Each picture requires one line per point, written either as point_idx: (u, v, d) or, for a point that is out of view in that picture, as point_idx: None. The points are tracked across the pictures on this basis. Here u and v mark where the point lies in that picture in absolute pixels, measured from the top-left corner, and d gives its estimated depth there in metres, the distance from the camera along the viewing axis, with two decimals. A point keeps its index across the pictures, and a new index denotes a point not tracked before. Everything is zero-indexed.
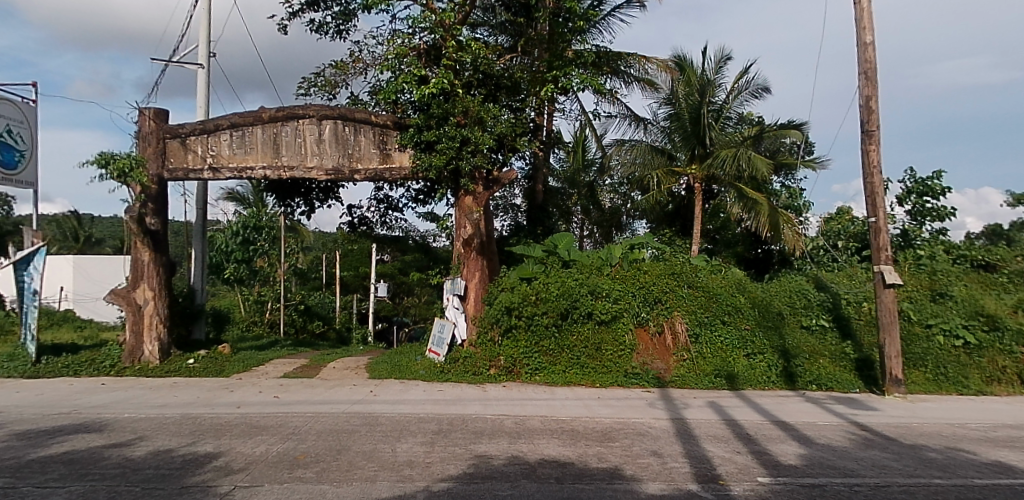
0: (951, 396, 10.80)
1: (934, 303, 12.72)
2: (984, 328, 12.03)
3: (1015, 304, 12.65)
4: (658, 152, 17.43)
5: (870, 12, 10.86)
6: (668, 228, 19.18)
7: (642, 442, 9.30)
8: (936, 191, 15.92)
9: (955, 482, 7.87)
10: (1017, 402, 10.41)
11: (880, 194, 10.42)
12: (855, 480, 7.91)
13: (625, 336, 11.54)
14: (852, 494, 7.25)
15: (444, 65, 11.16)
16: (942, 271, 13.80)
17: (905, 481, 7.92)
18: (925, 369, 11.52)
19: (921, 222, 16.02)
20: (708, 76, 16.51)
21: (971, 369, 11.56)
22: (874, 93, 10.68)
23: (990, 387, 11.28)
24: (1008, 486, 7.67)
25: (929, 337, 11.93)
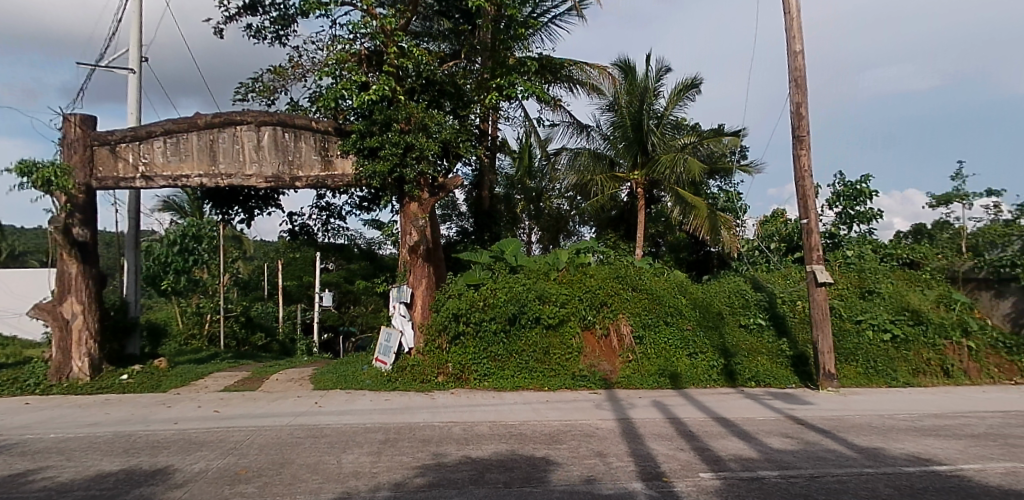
0: (879, 389, 11.31)
1: (863, 300, 13.16)
2: (910, 322, 12.58)
3: (937, 299, 13.34)
4: (600, 158, 17.72)
5: (799, 22, 11.25)
6: (613, 233, 19.53)
7: (590, 443, 9.41)
8: (865, 196, 16.68)
9: (883, 470, 8.27)
10: (939, 393, 11.00)
11: (812, 197, 10.75)
12: (792, 473, 8.21)
13: (572, 340, 11.66)
14: (789, 486, 7.50)
15: (386, 72, 11.18)
16: (870, 269, 14.26)
17: (838, 471, 8.28)
18: (856, 364, 12.09)
19: (850, 224, 16.77)
20: (649, 84, 16.95)
21: (897, 361, 12.18)
22: (802, 100, 11.20)
23: (915, 379, 12.02)
24: (931, 472, 8.10)
25: (859, 332, 12.41)
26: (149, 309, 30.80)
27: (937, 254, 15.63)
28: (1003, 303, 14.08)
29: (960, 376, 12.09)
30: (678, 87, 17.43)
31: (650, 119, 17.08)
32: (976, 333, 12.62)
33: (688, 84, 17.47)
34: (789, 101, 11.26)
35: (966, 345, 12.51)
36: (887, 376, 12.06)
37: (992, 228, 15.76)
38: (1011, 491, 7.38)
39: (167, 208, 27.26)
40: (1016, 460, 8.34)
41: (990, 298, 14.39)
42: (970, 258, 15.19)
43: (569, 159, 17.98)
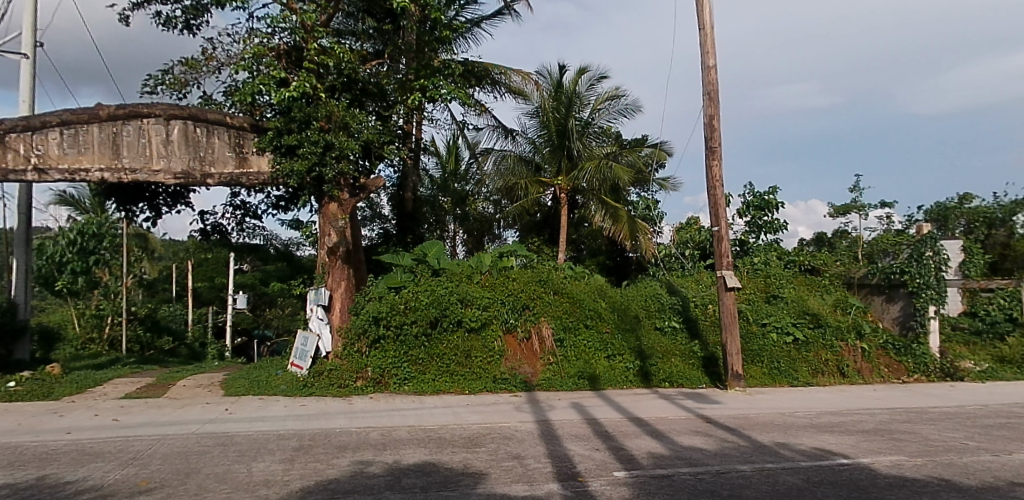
0: (781, 389, 11.93)
1: (767, 304, 13.98)
2: (810, 325, 13.35)
3: (834, 302, 14.21)
4: (525, 162, 18.22)
5: (712, 38, 11.77)
6: (537, 237, 19.94)
7: (508, 446, 9.45)
8: (772, 206, 17.59)
9: (784, 465, 8.71)
10: (834, 391, 11.72)
11: (722, 205, 11.21)
12: (700, 469, 8.54)
13: (494, 343, 11.70)
14: (697, 483, 7.78)
15: (305, 68, 10.95)
16: (774, 274, 15.18)
17: (742, 467, 8.66)
18: (761, 365, 12.70)
19: (758, 234, 17.62)
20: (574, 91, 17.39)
21: (799, 362, 12.87)
22: (716, 112, 11.70)
23: (814, 379, 12.72)
24: (826, 466, 8.61)
25: (764, 334, 13.11)
26: (41, 312, 28.59)
27: (835, 262, 16.49)
28: (892, 308, 15.03)
29: (853, 375, 12.87)
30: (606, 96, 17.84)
31: (576, 124, 17.41)
32: (868, 335, 13.55)
33: (613, 94, 17.89)
34: (702, 113, 11.80)
35: (860, 347, 13.35)
36: (789, 376, 12.72)
37: (885, 238, 16.79)
38: (895, 481, 7.94)
39: (63, 203, 25.42)
40: (900, 453, 8.97)
41: (882, 302, 15.33)
42: (865, 265, 16.08)
43: (495, 161, 18.37)
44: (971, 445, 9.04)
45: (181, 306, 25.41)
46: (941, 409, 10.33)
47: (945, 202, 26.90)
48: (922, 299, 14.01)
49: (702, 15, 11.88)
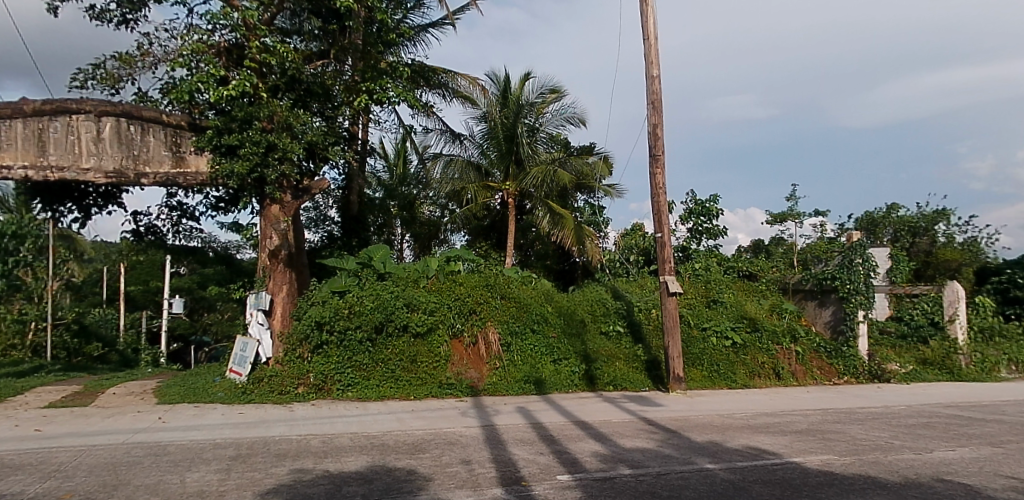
0: (719, 391, 12.25)
1: (708, 309, 14.28)
2: (747, 329, 13.82)
3: (770, 307, 14.74)
4: (474, 167, 18.31)
5: (656, 50, 12.12)
6: (484, 242, 20.11)
7: (453, 451, 9.39)
8: (712, 213, 18.12)
9: (722, 466, 8.94)
10: (769, 393, 12.11)
11: (666, 211, 11.45)
12: (641, 471, 8.68)
13: (440, 348, 11.67)
14: (638, 484, 7.89)
15: (247, 67, 10.84)
16: (714, 280, 15.51)
17: (682, 468, 8.83)
18: (702, 368, 13.03)
19: (698, 240, 18.18)
20: (522, 98, 17.66)
21: (738, 365, 13.25)
22: (660, 121, 12.03)
23: (752, 381, 13.10)
24: (761, 466, 8.87)
25: (704, 339, 13.41)
26: None
27: (770, 268, 17.33)
28: (824, 312, 15.63)
29: (788, 377, 13.35)
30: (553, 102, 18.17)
31: (524, 129, 17.68)
32: (802, 339, 14.06)
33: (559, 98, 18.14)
34: (646, 122, 12.12)
35: (795, 349, 13.88)
36: (728, 379, 13.05)
37: (817, 246, 17.74)
38: (825, 479, 8.23)
39: None
40: (830, 452, 9.32)
41: (814, 307, 15.96)
42: (800, 272, 16.92)
43: (444, 164, 18.26)
44: (895, 443, 9.47)
45: (112, 309, 24.35)
46: (868, 409, 10.81)
47: (873, 212, 28.30)
48: (852, 304, 14.66)
49: (646, 26, 12.21)
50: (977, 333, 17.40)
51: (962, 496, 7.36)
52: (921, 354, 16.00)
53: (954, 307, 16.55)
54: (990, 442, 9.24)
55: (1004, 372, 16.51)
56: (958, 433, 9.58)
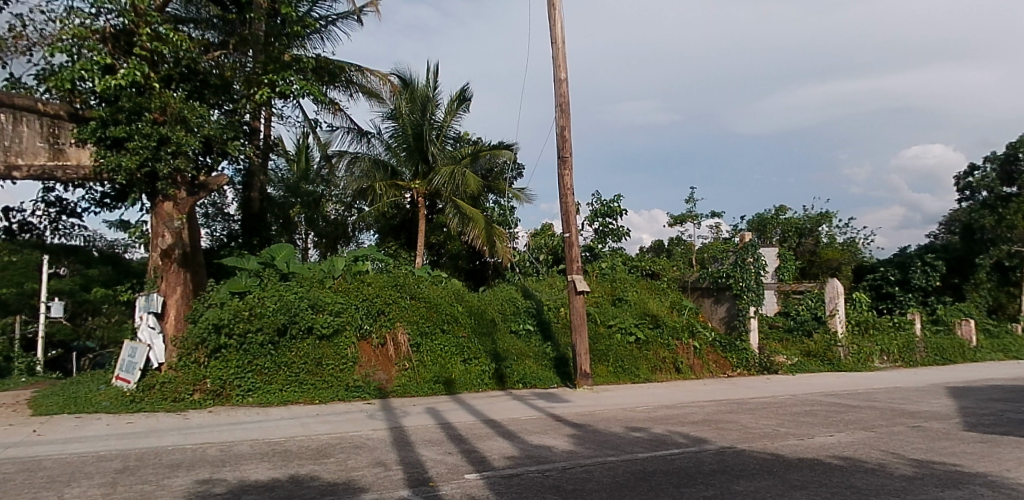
0: (623, 386, 12.66)
1: (613, 307, 14.80)
2: (650, 325, 14.39)
3: (671, 305, 15.42)
4: (381, 167, 18.49)
5: (563, 53, 12.55)
6: (393, 241, 20.41)
7: (359, 455, 9.18)
8: (616, 213, 18.73)
9: (624, 458, 9.21)
10: (669, 387, 12.67)
11: (574, 212, 11.77)
12: (547, 466, 8.79)
13: (347, 350, 11.47)
14: (544, 480, 7.96)
15: (137, 55, 10.28)
16: (619, 279, 16.08)
17: (587, 462, 9.03)
18: (607, 364, 13.34)
19: (604, 240, 18.72)
20: (428, 93, 18.02)
21: (641, 360, 13.74)
22: (567, 123, 12.47)
23: (654, 375, 13.67)
24: (661, 456, 9.21)
25: (610, 335, 13.83)
26: None
27: (672, 268, 18.03)
28: (719, 308, 16.41)
29: (687, 371, 14.08)
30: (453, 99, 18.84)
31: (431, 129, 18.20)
32: (700, 334, 14.73)
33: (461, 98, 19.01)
34: (555, 124, 12.55)
35: (693, 344, 14.55)
36: (631, 373, 13.56)
37: (712, 245, 18.55)
38: (719, 466, 8.63)
39: None
40: (724, 440, 9.81)
41: (711, 304, 16.70)
42: (698, 271, 17.54)
43: (348, 163, 18.45)
44: (781, 430, 10.08)
45: None
46: (757, 399, 11.49)
47: (764, 213, 30.29)
48: (744, 301, 15.49)
49: (554, 28, 12.55)
50: (855, 326, 18.72)
51: (840, 478, 7.91)
52: (806, 347, 17.26)
53: (834, 302, 17.51)
54: (863, 427, 10.00)
55: (877, 362, 18.05)
56: (836, 419, 10.32)
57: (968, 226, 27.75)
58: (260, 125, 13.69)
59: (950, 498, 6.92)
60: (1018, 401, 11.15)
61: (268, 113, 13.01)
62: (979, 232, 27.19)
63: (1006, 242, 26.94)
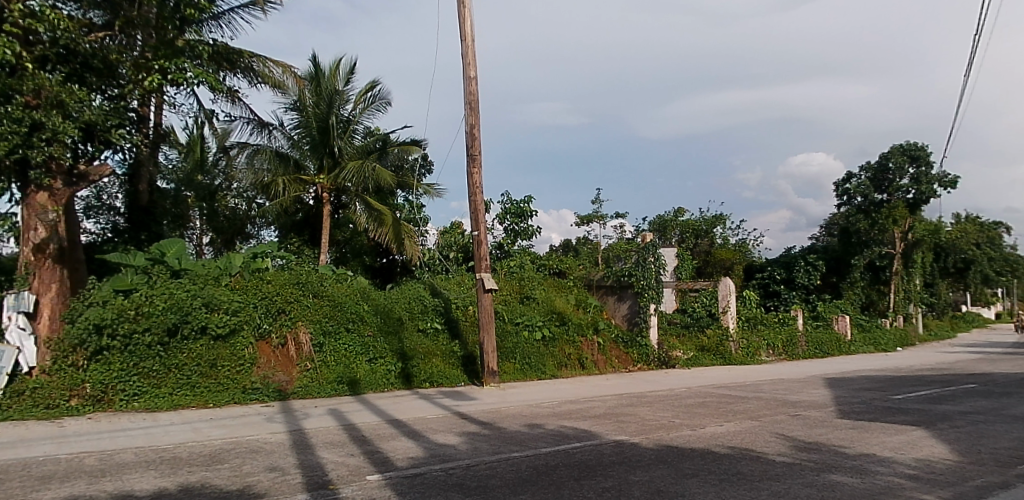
0: (529, 383, 12.87)
1: (522, 304, 14.99)
2: (556, 322, 14.72)
3: (576, 302, 15.90)
4: (283, 159, 18.10)
5: (473, 51, 12.85)
6: (296, 238, 19.96)
7: (255, 460, 8.73)
8: (526, 213, 19.09)
9: (528, 453, 9.30)
10: (572, 383, 13.03)
11: (483, 211, 11.88)
12: (451, 465, 8.72)
13: (244, 350, 11.16)
14: (448, 478, 7.86)
15: (4, 31, 9.40)
16: (527, 277, 16.35)
17: (490, 458, 9.04)
18: (514, 362, 13.47)
19: (514, 239, 19.03)
20: (336, 87, 17.79)
21: (547, 357, 14.01)
22: (476, 121, 12.77)
23: (559, 371, 14.00)
24: (564, 451, 9.38)
25: (517, 332, 13.97)
26: None
27: (578, 266, 18.62)
28: (622, 305, 17.04)
29: (591, 366, 14.56)
30: (362, 94, 18.74)
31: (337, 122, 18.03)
32: (603, 330, 15.37)
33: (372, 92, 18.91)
34: (465, 121, 12.78)
35: (597, 340, 15.10)
36: (537, 370, 13.77)
37: (617, 245, 19.21)
38: (618, 458, 8.88)
39: None
40: (623, 432, 10.14)
41: (614, 302, 17.35)
42: (602, 269, 18.28)
43: (249, 155, 17.70)
44: (676, 422, 10.54)
45: None
46: (654, 393, 11.98)
47: (665, 215, 32.86)
48: (645, 298, 16.08)
49: (464, 27, 12.75)
50: (745, 321, 19.86)
51: (730, 466, 8.31)
52: (700, 342, 18.13)
53: (727, 299, 18.78)
54: (750, 417, 10.62)
55: (763, 356, 19.24)
56: (726, 410, 10.92)
57: (847, 230, 30.68)
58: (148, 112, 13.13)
59: (825, 481, 7.42)
60: (882, 389, 12.22)
61: (157, 101, 12.51)
62: (856, 235, 30.25)
63: (880, 244, 30.11)
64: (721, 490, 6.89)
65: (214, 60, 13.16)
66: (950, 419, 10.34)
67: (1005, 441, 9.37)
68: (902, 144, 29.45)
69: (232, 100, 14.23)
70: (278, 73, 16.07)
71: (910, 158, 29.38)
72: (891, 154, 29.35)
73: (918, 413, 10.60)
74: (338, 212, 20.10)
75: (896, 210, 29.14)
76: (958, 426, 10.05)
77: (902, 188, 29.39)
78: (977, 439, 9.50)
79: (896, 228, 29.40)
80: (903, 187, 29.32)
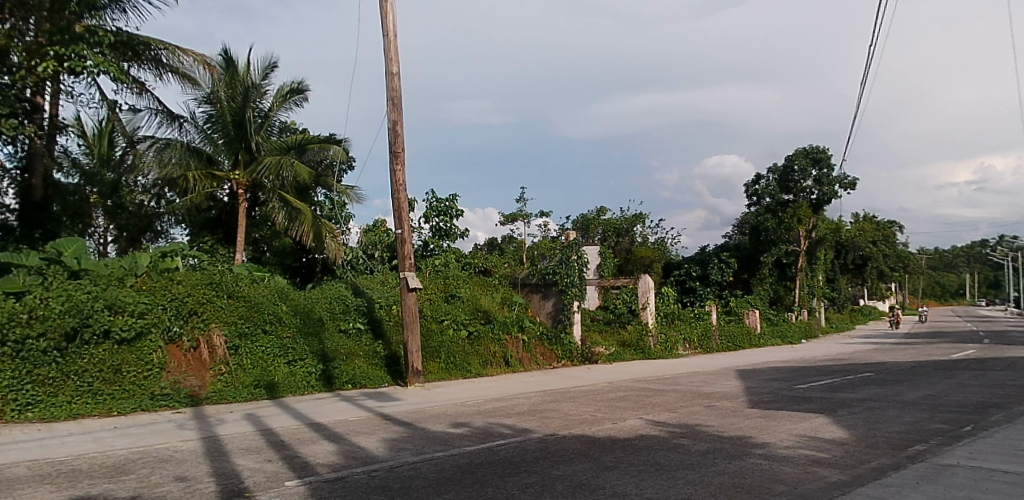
0: (454, 382, 12.95)
1: (446, 303, 14.88)
2: (481, 321, 14.81)
3: (502, 300, 16.02)
4: (195, 153, 17.44)
5: (395, 47, 13.06)
6: (210, 235, 19.54)
7: (164, 469, 8.19)
8: (453, 210, 19.11)
9: (452, 452, 9.23)
10: (496, 380, 13.23)
11: (406, 208, 11.98)
12: (374, 467, 8.45)
13: (152, 355, 10.69)
14: (371, 480, 7.63)
15: None
16: (452, 276, 16.31)
17: (415, 459, 8.89)
18: (439, 361, 13.53)
19: (440, 238, 19.10)
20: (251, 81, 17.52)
21: (472, 356, 14.15)
22: (398, 118, 12.98)
23: (484, 369, 14.18)
24: (488, 448, 9.38)
25: (441, 331, 13.92)
26: None
27: (503, 265, 18.81)
28: (547, 303, 17.44)
29: (516, 364, 14.86)
30: (281, 90, 18.51)
31: (253, 117, 17.62)
32: (528, 328, 15.65)
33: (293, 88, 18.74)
34: (387, 117, 12.94)
35: (522, 338, 15.36)
36: (462, 368, 13.85)
37: (542, 243, 19.62)
38: (541, 454, 8.97)
39: None
40: (547, 428, 10.29)
41: (539, 299, 17.72)
42: (527, 268, 18.46)
43: (158, 149, 16.88)
44: (598, 416, 10.79)
45: None
46: (576, 388, 12.27)
47: (588, 214, 35.59)
48: (569, 296, 16.57)
49: (385, 23, 12.91)
50: (663, 317, 20.60)
51: (650, 458, 8.54)
52: (621, 337, 18.77)
53: (646, 296, 19.39)
54: (667, 408, 11.02)
55: (680, 350, 20.10)
56: (645, 403, 11.28)
57: (756, 228, 32.93)
58: (42, 100, 12.45)
59: (738, 468, 7.72)
60: (788, 380, 12.96)
61: (53, 90, 12.07)
62: (764, 233, 32.10)
63: (786, 242, 32.03)
64: (640, 481, 7.05)
65: (118, 49, 12.77)
66: (849, 406, 11.05)
67: (896, 424, 10.10)
68: (805, 148, 31.17)
69: (136, 91, 13.91)
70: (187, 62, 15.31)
71: (812, 160, 31.11)
72: (795, 157, 30.99)
73: (820, 401, 11.28)
74: (256, 211, 19.77)
75: (800, 210, 31.17)
76: (856, 412, 10.77)
77: (806, 190, 31.35)
78: (872, 424, 10.19)
79: (799, 226, 31.42)
80: (807, 187, 31.30)
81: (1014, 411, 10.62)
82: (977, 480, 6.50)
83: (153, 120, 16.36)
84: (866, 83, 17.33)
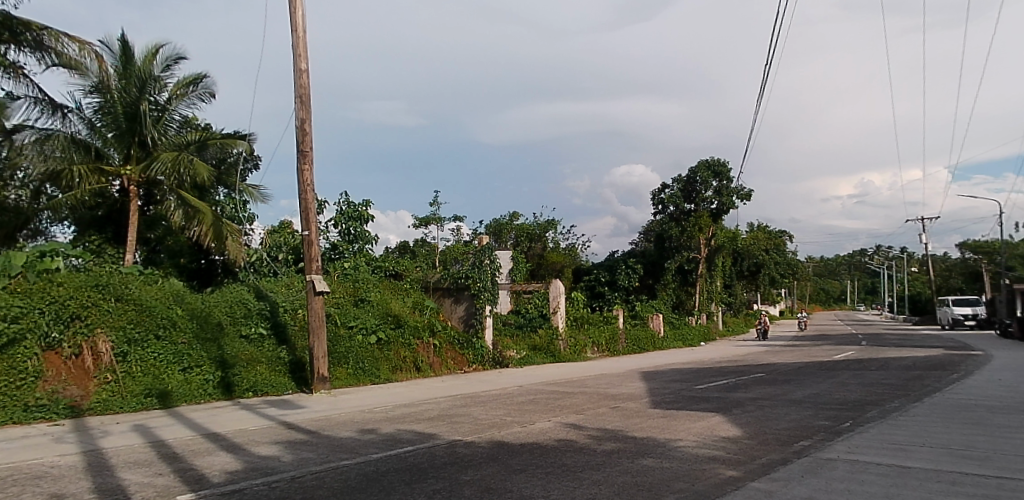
0: (362, 388, 12.86)
1: (355, 307, 14.49)
2: (392, 325, 14.64)
3: (412, 304, 15.85)
4: (81, 146, 16.39)
5: (303, 43, 12.70)
6: (96, 234, 18.51)
7: (38, 486, 7.49)
8: (364, 217, 18.77)
9: (358, 460, 9.04)
10: (405, 386, 13.23)
11: (313, 210, 11.73)
12: (274, 477, 8.12)
13: (27, 363, 9.92)
14: (270, 491, 7.33)
15: None
16: (362, 279, 15.99)
17: (318, 468, 8.63)
18: (346, 366, 13.33)
19: (352, 242, 18.71)
20: (151, 72, 16.57)
21: (381, 360, 14.08)
22: (307, 116, 12.73)
23: (394, 375, 14.15)
24: (395, 455, 9.26)
25: (350, 336, 13.70)
26: None
27: (415, 268, 18.78)
28: (459, 307, 17.62)
29: (426, 368, 14.93)
30: (183, 82, 17.63)
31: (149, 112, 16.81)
32: (440, 332, 15.69)
33: (196, 80, 17.89)
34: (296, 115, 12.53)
35: (432, 342, 15.40)
36: (372, 374, 13.77)
37: (454, 247, 19.73)
38: (449, 459, 8.97)
39: None
40: (455, 432, 10.32)
41: (451, 303, 17.86)
42: (439, 271, 18.53)
43: (36, 142, 15.59)
44: (507, 419, 10.90)
45: None
46: (486, 392, 12.41)
47: (501, 219, 36.02)
48: (481, 300, 16.65)
49: (295, 18, 12.49)
50: (571, 321, 21.19)
51: (555, 460, 8.70)
52: (532, 341, 19.03)
53: (556, 300, 19.87)
54: (574, 411, 11.32)
55: (588, 353, 20.68)
56: (552, 405, 11.54)
57: (660, 236, 34.44)
58: None
59: (638, 467, 8.00)
60: (688, 381, 13.61)
61: None
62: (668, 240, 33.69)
63: (688, 249, 33.70)
64: (546, 483, 7.16)
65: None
66: (742, 405, 11.74)
67: (784, 422, 10.80)
68: (707, 161, 32.63)
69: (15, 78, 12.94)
70: (72, 50, 14.20)
71: (713, 173, 32.60)
72: (698, 169, 32.25)
73: (717, 400, 11.90)
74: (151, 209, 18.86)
75: (701, 219, 32.77)
76: (748, 411, 11.44)
77: (707, 200, 32.92)
78: (763, 421, 10.85)
79: (700, 235, 32.95)
80: (708, 198, 32.85)
81: (886, 408, 11.61)
82: (854, 472, 7.03)
83: (36, 109, 15.17)
84: (758, 102, 18.42)
